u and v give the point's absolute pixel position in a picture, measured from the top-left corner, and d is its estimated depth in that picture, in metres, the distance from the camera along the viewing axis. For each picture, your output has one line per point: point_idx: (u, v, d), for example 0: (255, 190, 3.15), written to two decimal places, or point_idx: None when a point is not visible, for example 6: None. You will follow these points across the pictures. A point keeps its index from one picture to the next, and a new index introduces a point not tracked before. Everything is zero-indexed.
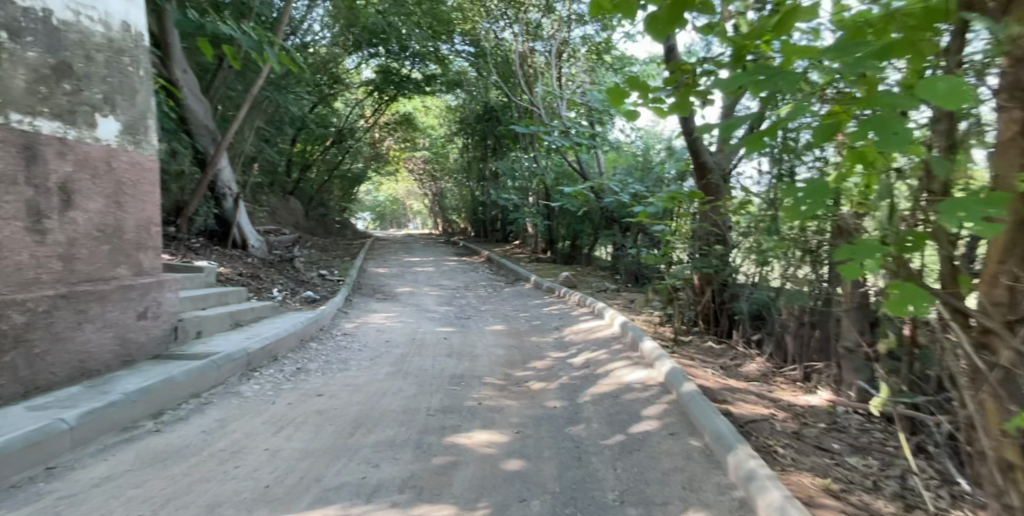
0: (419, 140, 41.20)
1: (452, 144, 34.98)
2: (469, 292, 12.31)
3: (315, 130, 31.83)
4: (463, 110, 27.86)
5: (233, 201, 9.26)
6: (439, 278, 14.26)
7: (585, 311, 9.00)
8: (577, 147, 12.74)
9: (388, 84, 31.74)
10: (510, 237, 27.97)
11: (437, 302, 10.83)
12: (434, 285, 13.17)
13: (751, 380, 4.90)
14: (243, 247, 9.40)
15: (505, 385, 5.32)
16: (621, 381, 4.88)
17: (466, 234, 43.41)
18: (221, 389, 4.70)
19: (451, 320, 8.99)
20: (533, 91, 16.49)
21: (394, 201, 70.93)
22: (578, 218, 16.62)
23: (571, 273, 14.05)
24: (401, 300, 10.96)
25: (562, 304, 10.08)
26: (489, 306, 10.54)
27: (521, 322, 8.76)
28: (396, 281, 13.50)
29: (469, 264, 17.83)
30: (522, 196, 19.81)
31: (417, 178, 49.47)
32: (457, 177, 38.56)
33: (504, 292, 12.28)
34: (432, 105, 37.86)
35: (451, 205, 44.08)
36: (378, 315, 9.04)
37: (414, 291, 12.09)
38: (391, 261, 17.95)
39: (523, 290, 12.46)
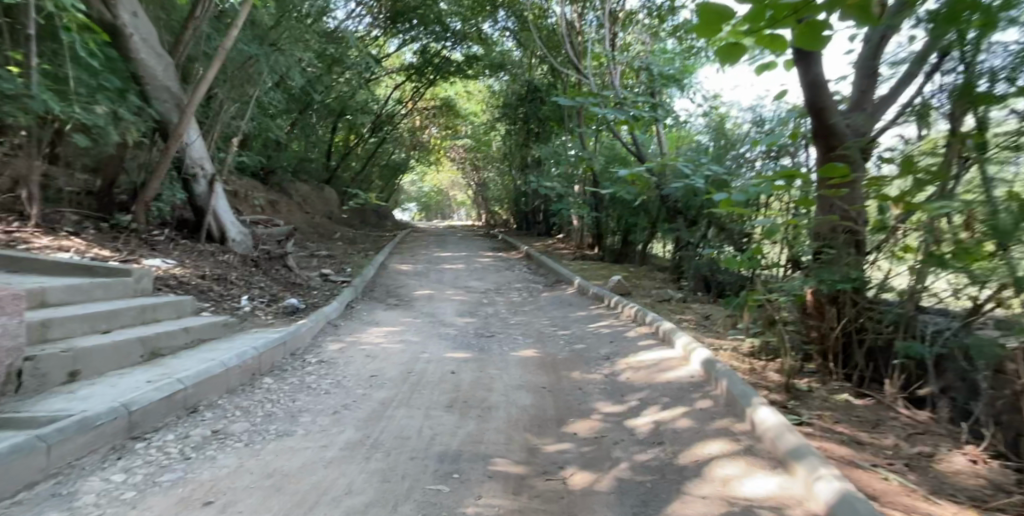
0: (461, 128, 39.38)
1: (495, 131, 33.05)
2: (500, 298, 10.32)
3: (352, 116, 30.32)
4: (506, 93, 25.79)
5: (207, 184, 7.40)
6: (468, 279, 12.33)
7: (644, 333, 6.82)
8: (634, 123, 10.59)
9: (428, 67, 30.09)
10: (552, 231, 25.88)
11: (457, 312, 8.83)
12: (459, 289, 11.19)
13: (987, 506, 2.68)
14: (220, 242, 7.56)
15: (526, 478, 3.25)
16: (731, 501, 2.73)
17: (508, 226, 41.42)
18: (41, 494, 2.74)
19: (470, 340, 6.98)
20: (583, 62, 14.36)
21: (437, 192, 69.58)
22: (631, 211, 14.35)
23: (623, 275, 11.90)
24: (414, 308, 9.01)
25: (614, 320, 7.90)
26: (522, 318, 8.51)
27: (561, 345, 6.70)
28: (416, 283, 11.58)
29: (505, 261, 15.85)
30: (567, 185, 17.61)
31: (459, 168, 47.73)
32: (500, 166, 36.60)
33: (542, 300, 10.18)
34: (476, 90, 35.98)
35: (493, 196, 42.22)
36: (378, 333, 7.10)
37: (434, 297, 10.11)
38: (419, 257, 16.05)
39: (565, 296, 10.33)
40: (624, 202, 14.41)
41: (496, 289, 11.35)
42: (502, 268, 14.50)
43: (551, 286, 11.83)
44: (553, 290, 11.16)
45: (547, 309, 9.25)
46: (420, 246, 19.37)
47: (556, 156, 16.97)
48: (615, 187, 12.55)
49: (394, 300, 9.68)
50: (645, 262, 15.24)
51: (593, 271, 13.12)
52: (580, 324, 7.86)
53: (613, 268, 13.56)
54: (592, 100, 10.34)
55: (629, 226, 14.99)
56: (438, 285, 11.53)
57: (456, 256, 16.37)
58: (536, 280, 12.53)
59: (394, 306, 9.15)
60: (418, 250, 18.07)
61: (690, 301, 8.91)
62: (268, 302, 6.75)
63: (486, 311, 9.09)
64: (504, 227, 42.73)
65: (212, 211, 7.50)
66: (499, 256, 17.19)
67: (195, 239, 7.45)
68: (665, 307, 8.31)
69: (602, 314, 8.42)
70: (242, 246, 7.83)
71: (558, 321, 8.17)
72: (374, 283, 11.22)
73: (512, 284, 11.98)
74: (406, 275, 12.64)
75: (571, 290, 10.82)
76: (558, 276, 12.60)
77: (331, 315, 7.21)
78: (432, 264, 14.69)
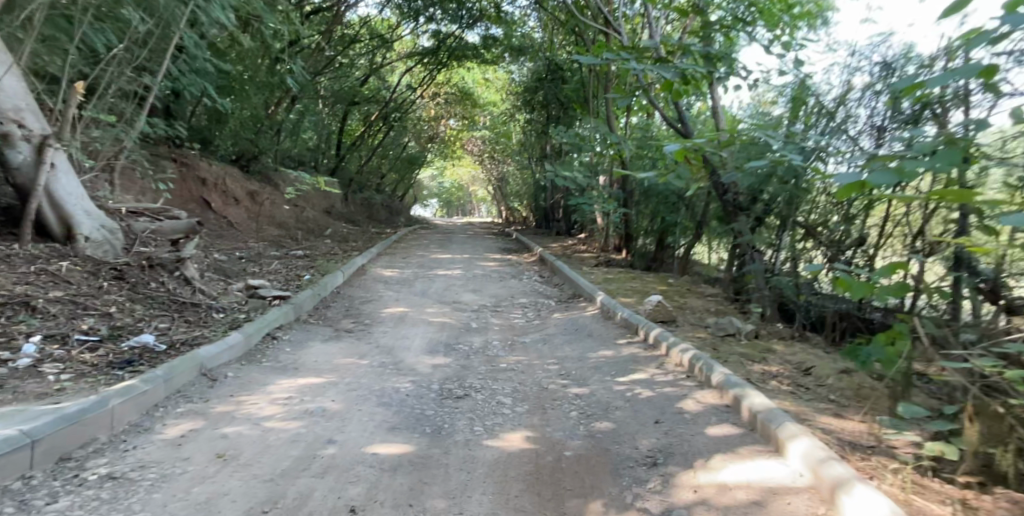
0: (479, 118, 36.74)
1: (514, 122, 30.41)
2: (496, 324, 7.70)
3: (359, 102, 27.92)
4: (526, 77, 23.07)
5: (31, 151, 5.04)
6: (461, 291, 9.74)
7: (709, 410, 4.12)
8: (684, 86, 7.84)
9: (443, 50, 27.49)
10: (573, 230, 23.13)
11: (427, 348, 6.22)
12: (446, 308, 8.59)
13: None
14: (60, 239, 5.25)
15: None
16: None
17: (526, 223, 38.77)
18: None
19: (425, 409, 4.34)
20: (615, 21, 11.61)
21: (458, 187, 67.15)
22: (669, 208, 11.58)
23: (662, 291, 9.20)
24: (369, 340, 6.41)
25: (656, 372, 5.23)
26: (519, 362, 5.89)
27: (569, 430, 4.05)
28: (392, 300, 9.02)
29: (513, 266, 13.24)
30: (592, 177, 14.88)
31: (478, 162, 45.15)
32: (517, 159, 33.96)
33: (551, 327, 7.54)
34: (495, 78, 33.29)
35: (512, 191, 39.62)
36: (282, 388, 4.44)
37: (405, 323, 7.49)
38: (412, 259, 13.53)
39: (582, 322, 7.68)
40: (662, 197, 11.66)
41: (494, 308, 8.75)
42: (509, 276, 11.91)
43: (566, 303, 9.19)
44: (568, 311, 8.51)
45: (556, 343, 6.60)
46: (418, 246, 16.84)
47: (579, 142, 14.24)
48: (652, 176, 9.82)
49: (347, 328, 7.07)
50: (684, 271, 12.47)
51: (622, 282, 10.41)
52: (602, 378, 5.19)
53: (644, 279, 10.83)
54: (625, 57, 7.62)
55: (666, 228, 12.22)
56: (419, 302, 8.95)
57: (457, 260, 13.80)
58: (548, 294, 9.90)
59: (340, 337, 6.52)
60: (414, 250, 15.54)
61: (762, 340, 6.16)
62: (97, 340, 4.15)
63: (467, 347, 6.46)
64: (522, 225, 40.10)
65: (42, 193, 5.14)
66: (509, 260, 14.58)
67: (18, 239, 5.11)
68: (730, 349, 5.59)
69: (637, 357, 5.73)
70: (108, 252, 5.41)
71: (571, 370, 5.50)
72: (334, 298, 8.66)
73: (517, 302, 9.38)
74: (383, 287, 10.09)
75: (593, 313, 8.16)
76: (577, 290, 9.94)
77: (206, 361, 4.39)
78: (424, 270, 12.16)
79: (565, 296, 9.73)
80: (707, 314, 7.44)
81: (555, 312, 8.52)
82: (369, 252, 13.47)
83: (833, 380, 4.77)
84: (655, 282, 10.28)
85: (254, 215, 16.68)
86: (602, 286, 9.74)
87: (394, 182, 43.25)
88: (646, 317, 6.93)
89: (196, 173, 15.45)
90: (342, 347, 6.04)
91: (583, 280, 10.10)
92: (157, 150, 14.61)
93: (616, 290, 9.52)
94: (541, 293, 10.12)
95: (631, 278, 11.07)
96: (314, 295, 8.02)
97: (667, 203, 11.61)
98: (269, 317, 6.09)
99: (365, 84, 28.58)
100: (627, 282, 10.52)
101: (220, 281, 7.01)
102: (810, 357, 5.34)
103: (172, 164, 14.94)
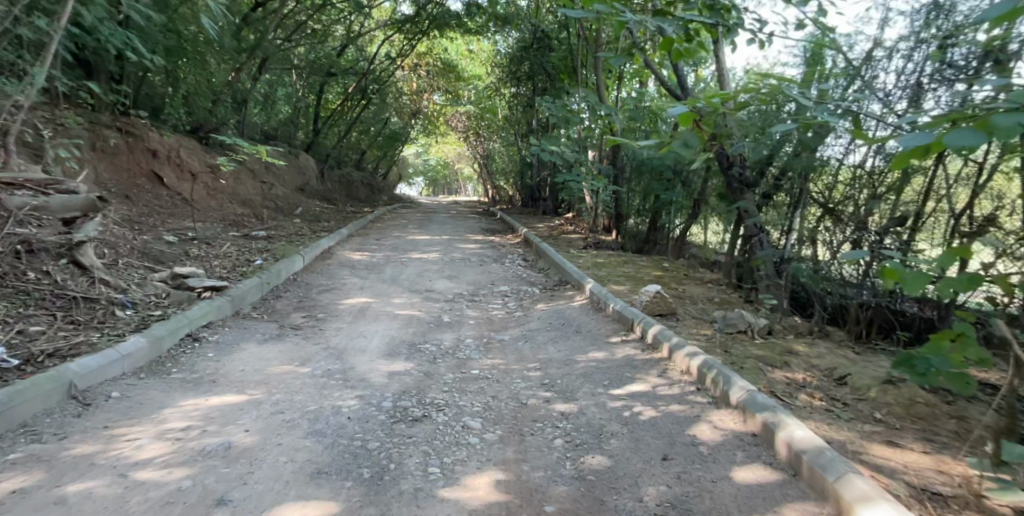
0: (463, 93, 35.44)
1: (500, 96, 29.18)
2: (471, 318, 6.73)
3: (336, 74, 26.60)
4: (511, 48, 21.90)
5: None
6: (436, 278, 8.76)
7: (733, 442, 3.18)
8: (687, 42, 6.83)
9: (424, 19, 26.15)
10: (561, 210, 22.12)
11: (387, 350, 5.23)
12: (415, 298, 7.59)
13: None
14: None
15: None
16: None
17: (513, 202, 37.64)
18: None
19: (366, 441, 3.35)
20: None
21: (445, 165, 65.76)
22: (664, 184, 10.59)
23: (658, 278, 8.28)
24: (317, 341, 5.40)
25: (659, 382, 4.28)
26: (494, 367, 4.94)
27: (551, 469, 3.10)
28: (355, 289, 7.98)
29: (495, 248, 12.28)
30: (580, 153, 13.87)
31: (464, 139, 43.81)
32: (504, 136, 32.74)
33: (534, 322, 6.58)
34: (480, 50, 31.95)
35: (499, 169, 38.40)
36: (175, 415, 3.39)
37: (364, 317, 6.46)
38: (386, 241, 12.51)
39: (570, 315, 6.73)
40: (656, 172, 10.65)
41: (471, 299, 7.78)
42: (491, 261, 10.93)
43: (552, 291, 8.25)
44: (554, 302, 7.55)
45: (539, 343, 5.65)
46: (395, 227, 15.78)
47: (567, 115, 13.21)
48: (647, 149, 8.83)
49: (292, 325, 6.03)
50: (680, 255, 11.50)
51: (613, 267, 9.46)
52: (592, 391, 4.23)
53: (635, 263, 9.91)
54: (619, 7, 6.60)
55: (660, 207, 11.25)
56: (386, 291, 7.93)
57: (434, 241, 12.79)
58: (532, 281, 8.94)
59: (280, 337, 5.47)
60: (389, 232, 14.48)
61: (777, 336, 5.24)
62: None
63: (433, 347, 5.47)
64: (508, 204, 38.99)
65: None
66: (491, 242, 13.61)
67: None
68: (744, 350, 4.66)
69: (634, 362, 4.79)
70: None
71: (556, 379, 4.54)
72: (288, 289, 7.61)
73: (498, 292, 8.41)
74: (349, 274, 9.04)
75: (581, 304, 7.22)
76: (564, 277, 8.99)
77: (75, 381, 3.45)
78: (398, 253, 11.14)
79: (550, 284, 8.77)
80: (708, 303, 6.53)
81: (540, 303, 7.56)
82: (337, 233, 12.38)
83: (882, 394, 3.82)
84: (648, 267, 9.34)
85: (209, 192, 16.29)
86: (591, 272, 8.80)
87: (376, 159, 41.92)
88: (639, 309, 6.00)
89: (146, 144, 14.88)
90: (276, 351, 5.00)
91: (570, 265, 9.15)
92: (100, 118, 14.08)
93: (605, 275, 8.60)
94: (524, 280, 9.16)
95: (616, 261, 10.20)
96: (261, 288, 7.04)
97: (661, 178, 10.62)
98: (188, 316, 5.05)
99: (342, 55, 27.21)
100: (617, 266, 9.59)
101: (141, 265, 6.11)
102: (844, 364, 4.40)
103: (119, 134, 14.33)
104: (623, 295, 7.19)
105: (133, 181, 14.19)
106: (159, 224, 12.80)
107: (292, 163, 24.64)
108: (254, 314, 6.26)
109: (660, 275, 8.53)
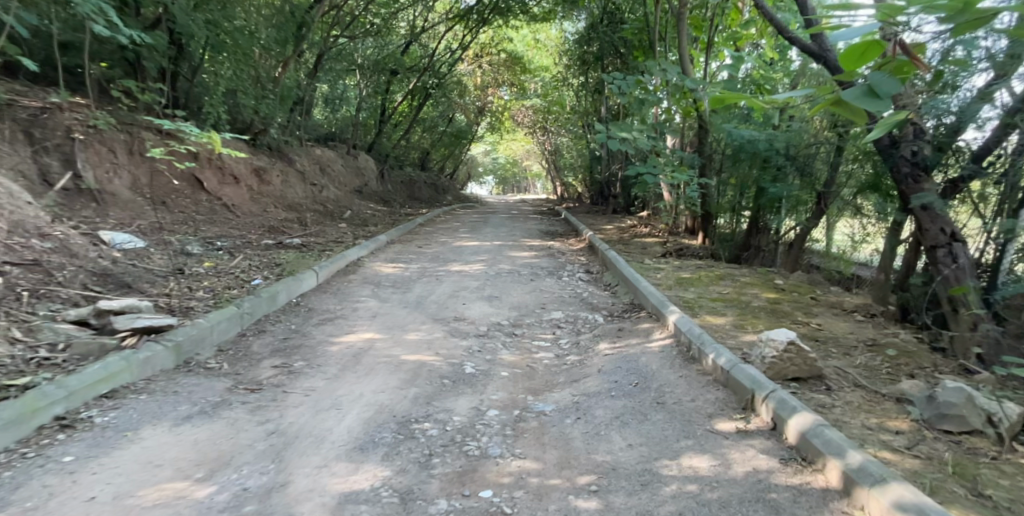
0: (529, 86, 33.55)
1: (567, 86, 27.10)
2: (503, 372, 4.86)
3: (397, 71, 25.33)
4: (578, 30, 19.73)
5: None
6: (472, 304, 6.94)
7: None
8: None
9: (485, 7, 24.42)
10: (634, 207, 19.88)
11: (362, 442, 3.42)
12: (436, 335, 5.80)
13: None
14: None
15: None
16: None
17: (581, 200, 35.53)
18: None
19: None
20: None
21: (512, 163, 64.19)
22: (772, 173, 8.18)
23: (767, 304, 6.12)
24: (268, 421, 3.64)
25: None
26: (521, 484, 3.00)
27: None
28: (364, 322, 6.28)
29: (553, 260, 10.38)
30: (657, 138, 11.67)
31: (530, 135, 41.98)
32: (571, 129, 30.64)
33: (593, 378, 4.59)
34: (546, 38, 29.94)
35: (567, 164, 36.31)
36: None
37: (356, 369, 4.70)
38: (428, 251, 10.83)
39: (646, 368, 4.66)
40: (757, 160, 8.30)
41: (509, 340, 5.92)
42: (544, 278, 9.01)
43: (621, 324, 6.21)
44: (624, 343, 5.49)
45: (599, 428, 3.64)
46: (444, 233, 14.15)
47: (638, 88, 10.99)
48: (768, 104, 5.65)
49: (248, 383, 4.32)
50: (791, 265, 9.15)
51: (702, 285, 7.31)
52: None
53: (728, 279, 7.70)
54: None
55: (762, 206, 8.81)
56: (403, 324, 6.19)
57: (482, 251, 10.99)
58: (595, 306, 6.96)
59: (216, 409, 3.74)
60: (435, 240, 12.86)
61: None
62: None
63: (432, 430, 3.68)
64: (576, 201, 36.90)
65: None
66: (550, 250, 11.70)
67: None
68: (982, 488, 2.50)
69: (774, 492, 2.70)
70: None
71: None
72: (280, 323, 5.96)
73: (547, 325, 6.49)
74: (367, 298, 7.38)
75: (662, 348, 5.14)
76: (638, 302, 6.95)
77: None
78: (435, 269, 9.42)
79: (618, 313, 6.75)
80: (859, 351, 4.30)
81: (603, 346, 5.55)
82: (368, 245, 10.79)
83: None
84: (749, 285, 7.12)
85: (254, 196, 14.76)
86: (673, 295, 6.68)
87: (441, 157, 40.74)
88: (757, 369, 3.85)
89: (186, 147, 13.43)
90: (189, 443, 3.24)
91: (646, 285, 7.11)
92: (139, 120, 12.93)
93: (692, 300, 6.46)
94: (583, 308, 7.19)
95: (702, 275, 8.02)
96: (227, 328, 5.37)
97: (766, 167, 8.26)
98: (73, 390, 3.44)
99: (404, 51, 25.90)
100: (705, 284, 7.42)
101: (52, 309, 4.65)
102: None
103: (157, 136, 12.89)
104: (723, 335, 5.05)
105: (171, 187, 12.78)
106: (189, 233, 11.53)
107: (349, 164, 23.55)
108: (207, 367, 4.57)
109: (767, 300, 6.32)
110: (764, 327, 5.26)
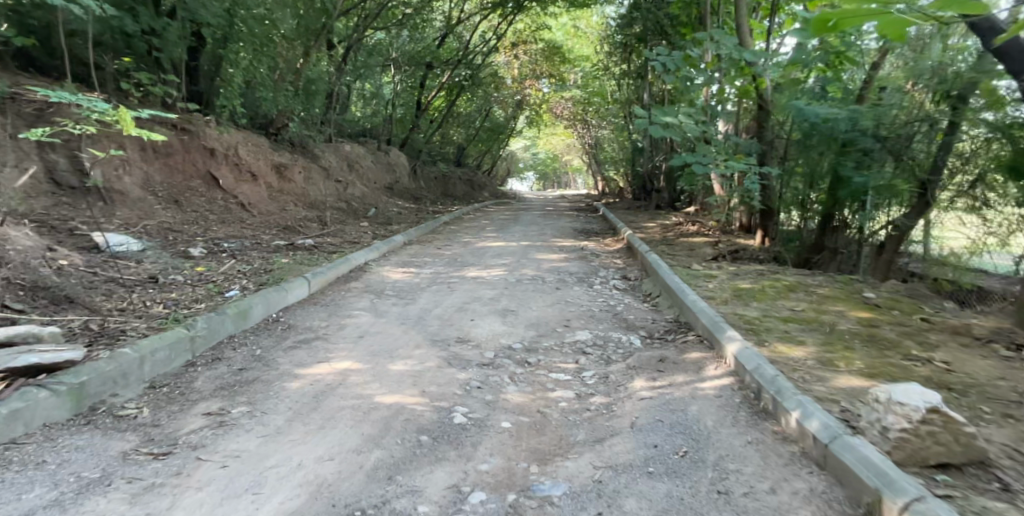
0: (568, 76, 32.08)
1: (608, 75, 25.57)
2: (502, 424, 3.70)
3: (434, 65, 24.52)
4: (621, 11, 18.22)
5: None
6: (482, 323, 5.80)
7: None
8: None
9: None
10: (679, 203, 18.36)
11: None
12: (428, 364, 4.69)
13: None
14: None
15: None
16: None
17: (623, 195, 33.99)
18: None
19: None
20: None
21: (553, 158, 62.69)
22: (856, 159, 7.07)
23: (856, 330, 4.75)
24: None
25: None
26: None
27: None
28: (346, 342, 5.24)
29: (584, 265, 9.16)
30: (709, 124, 10.21)
31: (571, 129, 40.61)
32: (613, 121, 29.06)
33: (623, 440, 3.36)
34: (587, 26, 28.38)
35: (608, 158, 34.73)
36: None
37: (307, 420, 3.56)
38: (446, 255, 9.74)
39: (701, 433, 3.34)
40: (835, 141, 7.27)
41: (520, 372, 4.73)
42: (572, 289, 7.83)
43: (663, 353, 4.95)
44: (669, 384, 4.21)
45: None
46: (470, 233, 13.06)
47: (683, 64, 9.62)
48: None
49: (157, 440, 3.22)
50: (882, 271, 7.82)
51: (764, 302, 5.97)
52: None
53: (797, 293, 6.31)
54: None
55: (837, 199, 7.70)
56: (392, 347, 5.09)
57: (506, 255, 9.84)
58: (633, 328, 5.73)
59: (78, 496, 2.66)
60: (458, 241, 11.78)
61: None
62: None
63: None
64: (617, 196, 35.29)
65: None
66: (582, 252, 10.47)
67: None
68: None
69: None
70: None
71: None
72: (238, 352, 4.91)
73: (571, 352, 5.28)
74: (361, 310, 6.31)
75: (719, 394, 3.85)
76: (693, 324, 5.69)
77: None
78: (449, 277, 8.32)
79: (660, 341, 5.47)
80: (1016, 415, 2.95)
81: (640, 385, 4.29)
82: (377, 247, 9.75)
83: None
84: (824, 302, 5.75)
85: (273, 195, 13.19)
86: (729, 315, 5.37)
87: (478, 153, 39.81)
88: (875, 450, 2.59)
89: (203, 142, 11.80)
90: None
91: (705, 306, 5.89)
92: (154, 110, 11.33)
93: (755, 324, 5.14)
94: (614, 329, 5.99)
95: (765, 286, 6.64)
96: (168, 358, 4.22)
97: (847, 150, 7.17)
98: None
99: (439, 43, 24.96)
100: (769, 300, 6.05)
101: None
102: None
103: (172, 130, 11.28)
104: (804, 376, 3.73)
105: (185, 185, 11.19)
106: (197, 233, 9.95)
107: (380, 160, 22.74)
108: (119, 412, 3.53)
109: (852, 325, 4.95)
110: (861, 366, 3.90)
